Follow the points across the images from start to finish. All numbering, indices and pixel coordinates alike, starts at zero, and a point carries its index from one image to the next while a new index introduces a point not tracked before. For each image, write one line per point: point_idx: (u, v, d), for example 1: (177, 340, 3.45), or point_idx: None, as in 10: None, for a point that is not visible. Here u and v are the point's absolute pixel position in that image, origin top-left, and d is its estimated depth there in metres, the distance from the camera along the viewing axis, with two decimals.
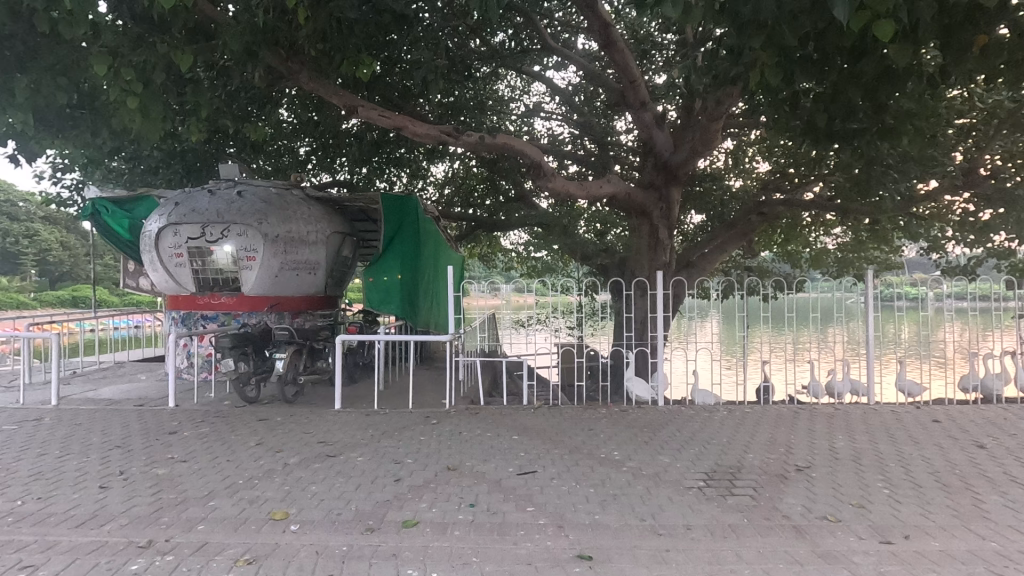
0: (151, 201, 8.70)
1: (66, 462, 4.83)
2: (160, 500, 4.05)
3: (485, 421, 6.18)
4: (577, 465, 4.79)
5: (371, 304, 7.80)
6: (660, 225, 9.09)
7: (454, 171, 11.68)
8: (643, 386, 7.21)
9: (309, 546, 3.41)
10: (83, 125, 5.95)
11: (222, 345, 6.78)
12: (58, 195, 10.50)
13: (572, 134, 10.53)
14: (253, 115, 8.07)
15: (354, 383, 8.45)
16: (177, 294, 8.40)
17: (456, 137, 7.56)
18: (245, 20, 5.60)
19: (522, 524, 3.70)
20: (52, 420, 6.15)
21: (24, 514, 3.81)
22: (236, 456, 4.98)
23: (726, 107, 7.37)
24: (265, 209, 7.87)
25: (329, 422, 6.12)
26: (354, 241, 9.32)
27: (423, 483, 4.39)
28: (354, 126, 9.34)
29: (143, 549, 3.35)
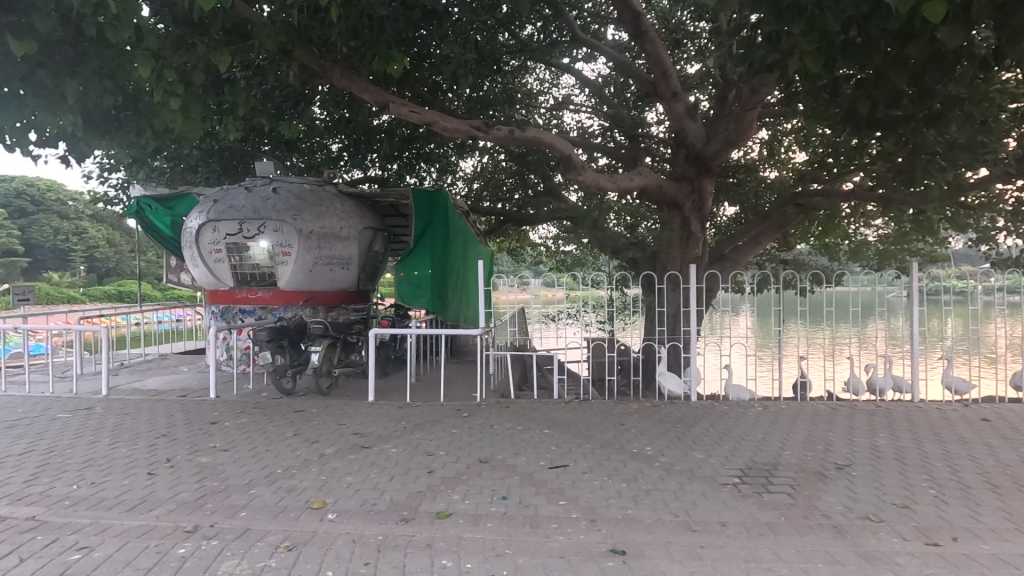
0: (191, 199, 8.98)
1: (117, 449, 5.05)
2: (204, 487, 4.20)
3: (516, 415, 6.20)
4: (609, 460, 4.77)
5: (403, 299, 7.90)
6: (692, 217, 8.97)
7: (483, 166, 11.68)
8: (675, 381, 7.12)
9: (346, 534, 3.49)
10: (128, 126, 6.18)
11: (260, 338, 6.97)
12: (104, 194, 10.94)
13: (601, 127, 10.44)
14: (288, 114, 8.24)
15: (387, 376, 8.59)
16: (216, 289, 8.66)
17: (486, 131, 7.56)
18: (280, 20, 5.70)
19: (554, 518, 3.71)
20: (103, 409, 6.44)
21: (80, 498, 4.01)
22: (274, 447, 5.13)
23: (762, 96, 7.16)
24: (300, 206, 8.04)
25: (363, 414, 6.23)
26: (386, 236, 9.45)
27: (455, 475, 4.44)
28: (385, 123, 9.45)
29: (189, 533, 3.49)
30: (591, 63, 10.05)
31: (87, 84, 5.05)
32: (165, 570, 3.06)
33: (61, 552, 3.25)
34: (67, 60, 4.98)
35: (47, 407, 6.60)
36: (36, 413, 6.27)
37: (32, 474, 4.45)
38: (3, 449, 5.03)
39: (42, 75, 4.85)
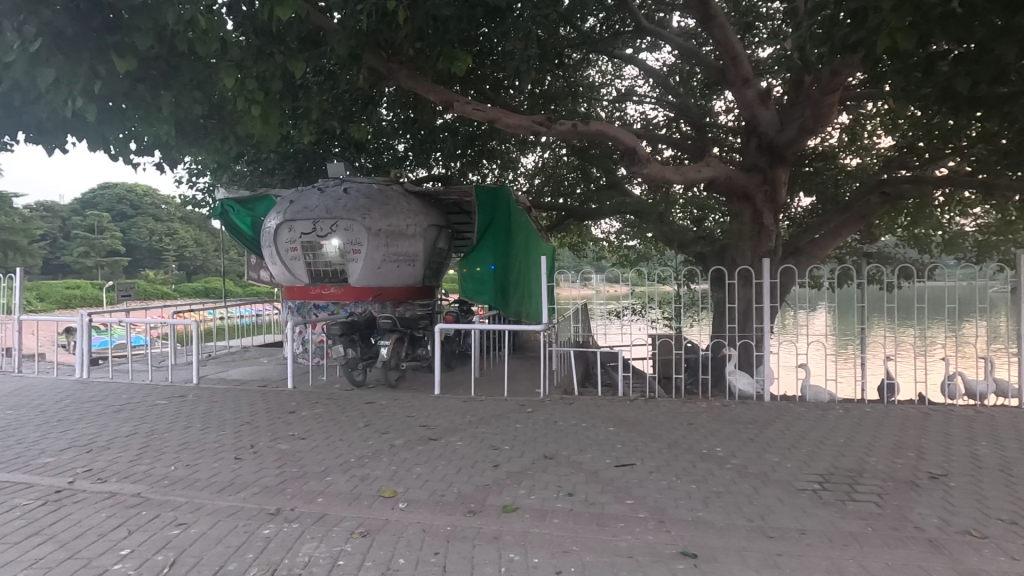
0: (269, 200, 9.49)
1: (207, 434, 5.44)
2: (285, 472, 4.45)
3: (581, 411, 6.16)
4: (677, 460, 4.65)
5: (466, 295, 8.10)
6: (765, 209, 8.54)
7: (544, 162, 11.75)
8: (746, 381, 6.99)
9: (415, 523, 3.59)
10: (214, 134, 6.63)
11: (333, 332, 7.32)
12: (193, 198, 11.79)
13: (667, 117, 10.14)
14: (356, 116, 8.54)
15: (452, 371, 8.77)
16: (293, 285, 9.12)
17: (549, 126, 7.51)
18: (350, 26, 5.90)
19: (621, 516, 3.66)
20: (194, 397, 6.97)
21: (176, 478, 4.35)
22: (347, 436, 5.36)
23: (843, 78, 6.73)
24: (369, 205, 8.34)
25: (430, 407, 6.40)
26: (450, 233, 9.65)
27: (521, 470, 4.47)
28: (449, 121, 9.60)
29: (272, 516, 3.71)
30: (655, 52, 9.77)
31: (179, 95, 5.46)
32: (252, 548, 3.27)
33: (162, 527, 3.54)
34: (162, 74, 5.39)
35: (147, 393, 7.22)
36: (139, 399, 6.88)
37: (137, 455, 4.89)
38: (113, 431, 5.56)
39: (142, 89, 5.27)
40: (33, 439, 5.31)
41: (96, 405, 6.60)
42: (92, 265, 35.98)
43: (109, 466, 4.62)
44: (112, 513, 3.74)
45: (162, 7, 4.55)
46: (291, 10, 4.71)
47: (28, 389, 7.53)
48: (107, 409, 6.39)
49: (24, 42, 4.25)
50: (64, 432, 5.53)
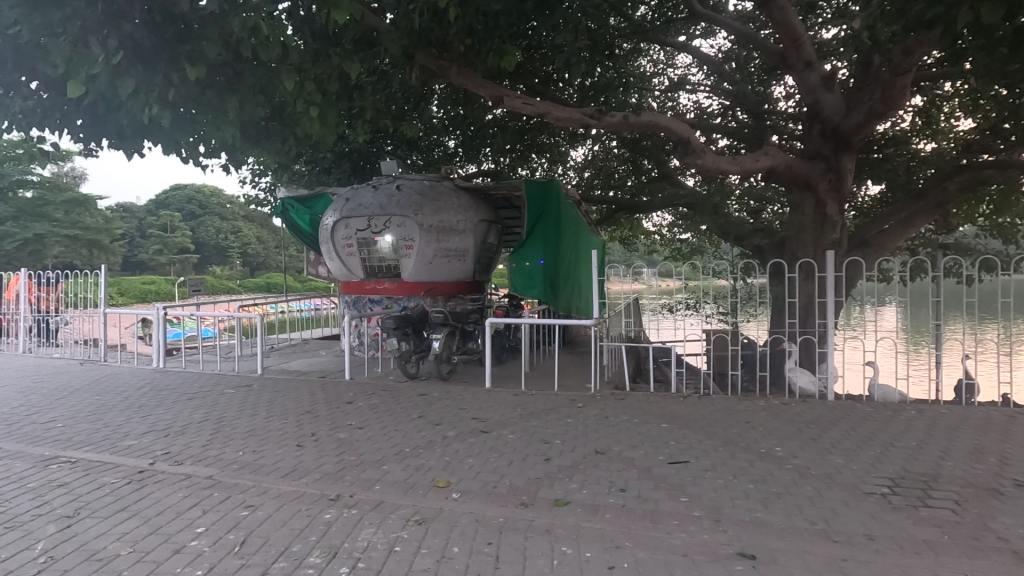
0: (326, 198, 9.85)
1: (271, 422, 5.73)
2: (344, 460, 4.63)
3: (632, 407, 6.09)
4: (733, 459, 4.52)
5: (515, 288, 8.09)
6: (828, 199, 8.13)
7: (595, 154, 11.72)
8: (808, 378, 6.74)
9: (468, 514, 3.66)
10: (275, 135, 6.92)
11: (387, 326, 7.56)
12: (256, 197, 12.37)
13: (722, 105, 9.81)
14: (408, 114, 8.70)
15: (502, 365, 8.85)
16: (348, 280, 9.37)
17: (599, 118, 7.39)
18: (403, 26, 6.01)
19: (675, 514, 3.60)
20: (259, 387, 7.35)
21: (244, 462, 4.61)
22: (402, 427, 5.51)
23: (918, 57, 6.26)
24: (421, 201, 8.51)
25: (480, 400, 6.48)
26: (500, 228, 9.71)
27: (572, 464, 4.47)
28: (498, 116, 9.62)
29: (333, 501, 3.86)
30: (710, 39, 9.45)
31: (244, 99, 5.74)
32: (315, 531, 3.42)
33: (232, 508, 3.76)
34: (229, 80, 5.67)
35: (216, 382, 7.67)
36: (209, 388, 7.31)
37: (208, 440, 5.20)
38: (187, 417, 5.93)
39: (210, 94, 5.56)
40: (118, 423, 5.74)
41: (172, 392, 7.07)
42: (165, 262, 38.32)
43: (184, 449, 4.94)
44: (188, 493, 4.01)
45: (229, 16, 4.78)
46: (347, 13, 4.86)
47: (112, 377, 8.15)
48: (182, 396, 6.83)
49: (107, 54, 4.57)
50: (145, 417, 5.95)
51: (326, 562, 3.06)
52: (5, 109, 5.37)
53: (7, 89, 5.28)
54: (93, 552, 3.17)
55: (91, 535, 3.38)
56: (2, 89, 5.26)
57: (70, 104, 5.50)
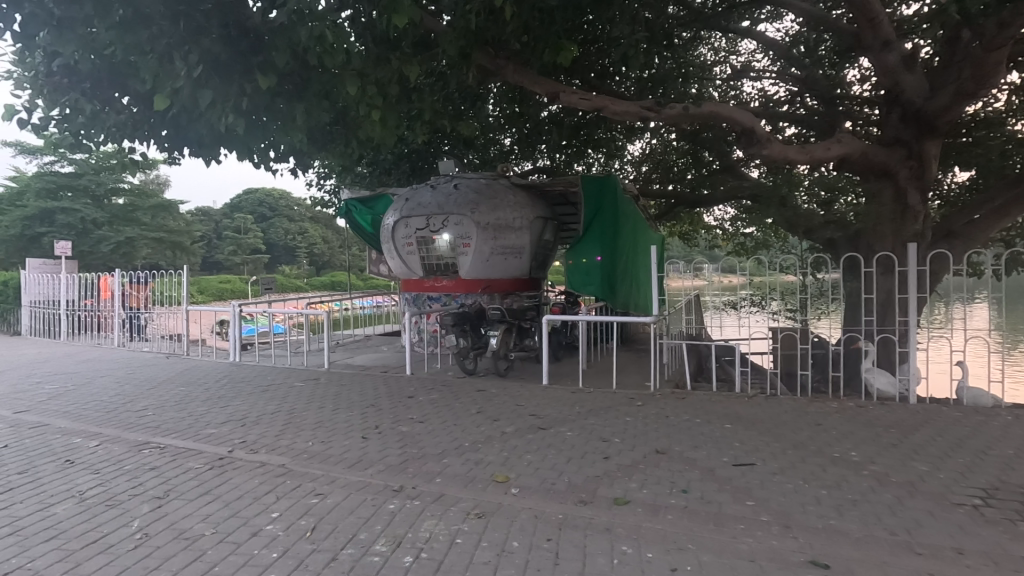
0: (387, 199, 10.14)
1: (337, 414, 5.98)
2: (406, 453, 4.77)
3: (694, 406, 5.93)
4: (804, 462, 4.32)
5: (573, 286, 8.12)
6: (910, 187, 7.72)
7: (653, 148, 11.50)
8: (886, 380, 6.33)
9: (527, 509, 3.68)
10: (338, 138, 7.20)
11: (446, 322, 7.69)
12: (322, 199, 12.92)
13: (789, 92, 9.35)
14: (465, 113, 8.81)
15: (559, 362, 8.85)
16: (408, 278, 9.60)
17: (658, 111, 7.17)
18: (460, 26, 6.10)
19: (741, 518, 3.48)
20: (326, 380, 7.69)
21: (314, 452, 4.84)
22: (461, 421, 5.61)
23: (1015, 31, 5.70)
24: (477, 199, 8.61)
25: (538, 397, 6.50)
26: (556, 225, 9.70)
27: (631, 463, 4.40)
28: (554, 113, 9.59)
29: (396, 492, 3.99)
30: (777, 23, 9.03)
31: (310, 105, 6.01)
32: (380, 520, 3.54)
33: (303, 496, 3.95)
34: (297, 87, 5.95)
35: (287, 376, 8.09)
36: (281, 381, 7.73)
37: (281, 430, 5.50)
38: (261, 408, 6.29)
39: (280, 102, 5.86)
40: (200, 412, 6.16)
41: (248, 385, 7.52)
42: (239, 262, 40.58)
43: (259, 438, 5.24)
44: (263, 480, 4.25)
45: (296, 27, 5.02)
46: (406, 18, 4.98)
47: (194, 370, 8.75)
48: (256, 389, 7.24)
49: (189, 68, 4.91)
50: (224, 407, 6.36)
51: (391, 551, 3.16)
52: (102, 123, 5.87)
53: (103, 105, 5.76)
54: (181, 531, 3.42)
55: (179, 515, 3.65)
56: (99, 105, 5.74)
57: (155, 116, 5.93)
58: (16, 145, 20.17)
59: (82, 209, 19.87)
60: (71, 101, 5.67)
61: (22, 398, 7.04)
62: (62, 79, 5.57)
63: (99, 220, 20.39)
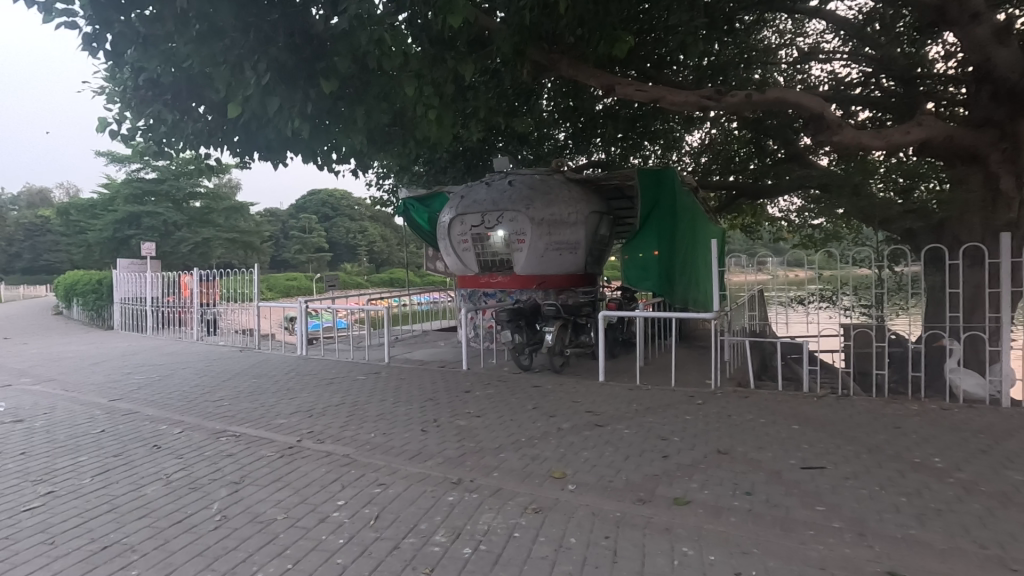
0: (443, 196, 10.31)
1: (398, 407, 6.16)
2: (464, 446, 4.85)
3: (759, 406, 5.71)
4: (880, 467, 4.07)
5: (629, 281, 8.03)
6: (1003, 171, 7.03)
7: (713, 137, 11.01)
8: (975, 381, 5.85)
9: (585, 506, 3.66)
10: (396, 138, 7.40)
11: (501, 318, 7.72)
12: (381, 198, 13.31)
13: (863, 73, 8.79)
14: (519, 109, 8.83)
15: (616, 358, 8.74)
16: (464, 274, 9.71)
17: (718, 99, 6.91)
18: (515, 23, 6.11)
19: (811, 524, 3.32)
20: (386, 374, 7.94)
21: (376, 443, 5.00)
22: (518, 417, 5.65)
23: None
24: (532, 195, 8.62)
25: (595, 393, 6.44)
26: (611, 220, 9.59)
27: (692, 463, 4.29)
28: (609, 105, 9.41)
29: (454, 485, 4.06)
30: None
31: (369, 108, 6.19)
32: (440, 512, 3.63)
33: (366, 485, 4.10)
34: (357, 90, 6.13)
35: (350, 369, 8.42)
36: (344, 374, 8.04)
37: (345, 421, 5.72)
38: (326, 401, 6.57)
39: (342, 106, 6.07)
40: (271, 403, 6.50)
41: (314, 377, 7.87)
42: (305, 260, 42.44)
43: (325, 429, 5.48)
44: (329, 468, 4.45)
45: (357, 32, 5.19)
46: (461, 17, 5.04)
47: (265, 363, 9.24)
48: (322, 381, 7.59)
49: (258, 76, 5.18)
50: (292, 399, 6.70)
51: (450, 542, 3.23)
52: (180, 131, 6.29)
53: (181, 115, 6.16)
54: (256, 514, 3.64)
55: (254, 500, 3.88)
56: (178, 115, 6.14)
57: (228, 124, 6.30)
58: (108, 155, 21.90)
59: (164, 212, 21.32)
60: (154, 112, 6.10)
61: (115, 387, 7.67)
62: (146, 92, 6.00)
63: (178, 222, 21.83)
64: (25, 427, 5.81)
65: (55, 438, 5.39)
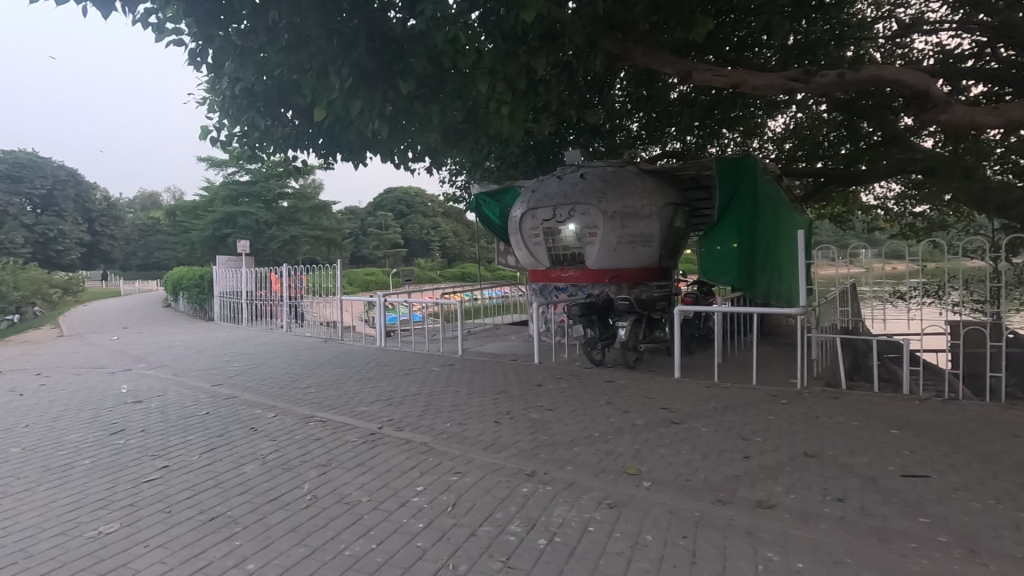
0: (514, 191, 10.37)
1: (471, 398, 6.30)
2: (537, 439, 4.89)
3: (850, 408, 5.34)
4: (995, 479, 3.69)
5: (707, 274, 7.66)
6: None
7: (799, 122, 10.37)
8: None
9: (661, 504, 3.60)
10: (468, 136, 7.55)
11: (573, 313, 7.66)
12: (454, 194, 13.60)
13: (976, 44, 7.97)
14: (591, 101, 8.72)
15: (692, 355, 8.46)
16: (535, 269, 9.71)
17: (806, 81, 6.47)
18: (588, 14, 6.04)
19: (912, 536, 3.08)
20: (460, 366, 8.13)
21: (452, 433, 5.15)
22: (591, 411, 5.62)
23: None
24: (604, 187, 8.50)
25: (669, 390, 6.29)
26: (687, 211, 9.28)
27: (776, 465, 4.09)
28: (685, 93, 9.12)
29: (528, 477, 4.11)
30: None
31: (444, 106, 6.36)
32: (515, 502, 3.69)
33: (443, 473, 4.24)
34: (433, 89, 6.31)
35: (426, 361, 8.71)
36: (420, 365, 8.33)
37: (422, 410, 5.94)
38: (404, 390, 6.84)
39: (418, 105, 6.27)
40: (354, 391, 6.85)
41: (392, 368, 8.21)
42: (381, 256, 44.24)
43: (404, 417, 5.71)
44: (409, 455, 4.64)
45: (433, 33, 5.34)
46: (534, 12, 5.05)
47: (347, 353, 9.75)
48: (400, 372, 7.90)
49: (342, 81, 5.44)
50: (373, 388, 7.03)
51: (525, 532, 3.27)
52: (272, 136, 6.74)
53: (272, 120, 6.60)
54: (343, 495, 3.86)
55: (340, 482, 4.12)
56: (270, 120, 6.57)
57: (314, 127, 6.68)
58: (208, 160, 23.85)
59: (257, 212, 22.94)
60: (249, 119, 6.56)
61: (217, 373, 8.38)
62: (242, 100, 6.45)
63: (269, 221, 23.42)
64: (144, 407, 6.48)
65: (168, 418, 5.97)
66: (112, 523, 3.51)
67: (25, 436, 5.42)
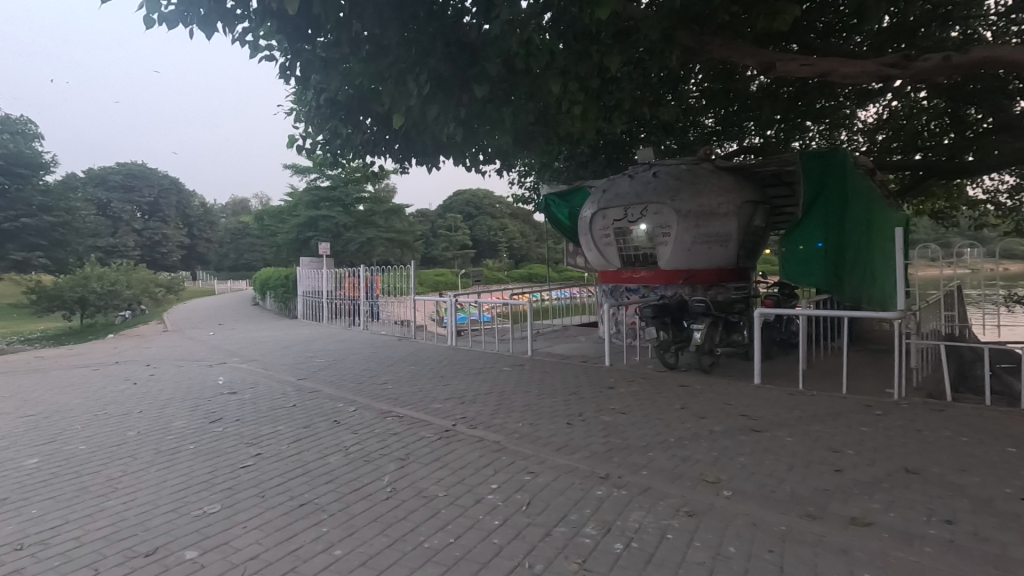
0: (584, 190, 10.29)
1: (542, 399, 6.31)
2: (610, 442, 4.83)
3: (957, 422, 4.88)
4: None
5: (788, 276, 7.38)
6: None
7: (893, 111, 9.62)
8: None
9: (743, 515, 3.44)
10: (538, 137, 7.59)
11: (646, 315, 7.45)
12: (522, 195, 13.70)
13: None
14: (664, 97, 8.48)
15: (773, 360, 8.05)
16: (606, 270, 9.57)
17: (905, 66, 5.96)
18: (664, 8, 5.90)
19: None
20: (530, 367, 8.17)
21: (523, 433, 5.18)
22: (664, 416, 5.48)
23: None
24: (678, 186, 8.25)
25: (749, 396, 6.01)
26: (767, 209, 8.84)
27: (872, 480, 3.81)
28: (766, 85, 8.69)
29: (602, 480, 4.06)
30: None
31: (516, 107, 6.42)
32: (589, 504, 3.66)
33: (517, 472, 4.27)
34: (505, 92, 6.38)
35: (496, 361, 8.81)
36: (491, 365, 8.43)
37: (494, 409, 6.02)
38: (476, 389, 6.96)
39: (490, 109, 6.38)
40: (427, 389, 7.05)
41: (464, 367, 8.37)
42: (451, 257, 45.22)
43: (476, 415, 5.81)
44: (483, 453, 4.72)
45: (507, 36, 5.39)
46: (608, 9, 4.99)
47: (420, 352, 10.05)
48: (471, 371, 8.04)
49: (419, 87, 5.62)
50: (445, 386, 7.20)
51: (601, 535, 3.24)
52: (352, 142, 7.06)
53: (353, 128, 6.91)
54: (420, 489, 3.98)
55: (417, 476, 4.25)
56: (351, 128, 6.88)
57: (391, 133, 6.94)
58: (293, 167, 25.33)
59: (336, 216, 24.07)
60: (332, 127, 6.89)
61: (301, 368, 8.88)
62: (325, 110, 6.72)
63: (348, 224, 24.52)
64: (238, 398, 6.97)
65: (260, 409, 6.40)
66: (214, 504, 3.81)
67: (139, 421, 5.99)
